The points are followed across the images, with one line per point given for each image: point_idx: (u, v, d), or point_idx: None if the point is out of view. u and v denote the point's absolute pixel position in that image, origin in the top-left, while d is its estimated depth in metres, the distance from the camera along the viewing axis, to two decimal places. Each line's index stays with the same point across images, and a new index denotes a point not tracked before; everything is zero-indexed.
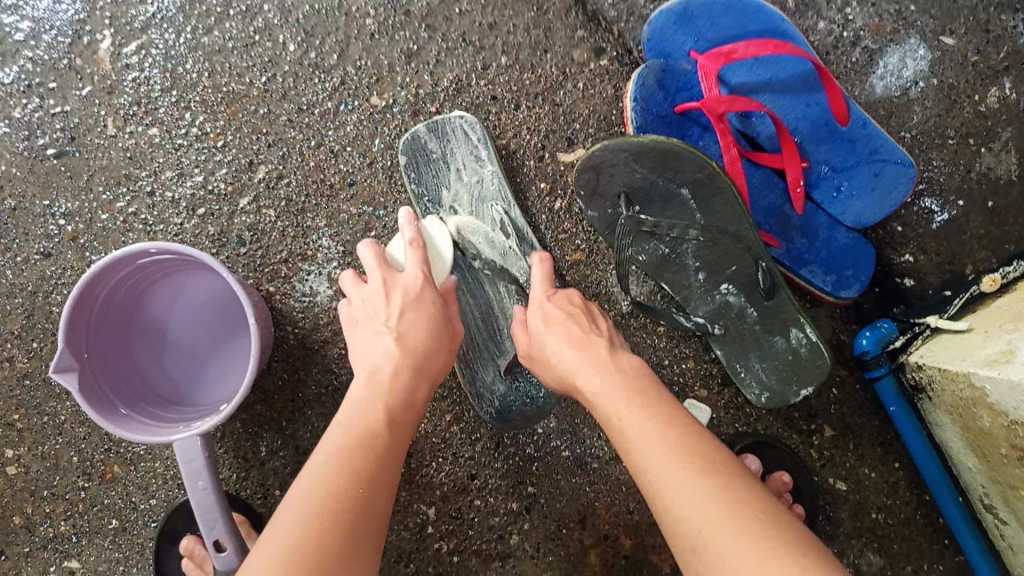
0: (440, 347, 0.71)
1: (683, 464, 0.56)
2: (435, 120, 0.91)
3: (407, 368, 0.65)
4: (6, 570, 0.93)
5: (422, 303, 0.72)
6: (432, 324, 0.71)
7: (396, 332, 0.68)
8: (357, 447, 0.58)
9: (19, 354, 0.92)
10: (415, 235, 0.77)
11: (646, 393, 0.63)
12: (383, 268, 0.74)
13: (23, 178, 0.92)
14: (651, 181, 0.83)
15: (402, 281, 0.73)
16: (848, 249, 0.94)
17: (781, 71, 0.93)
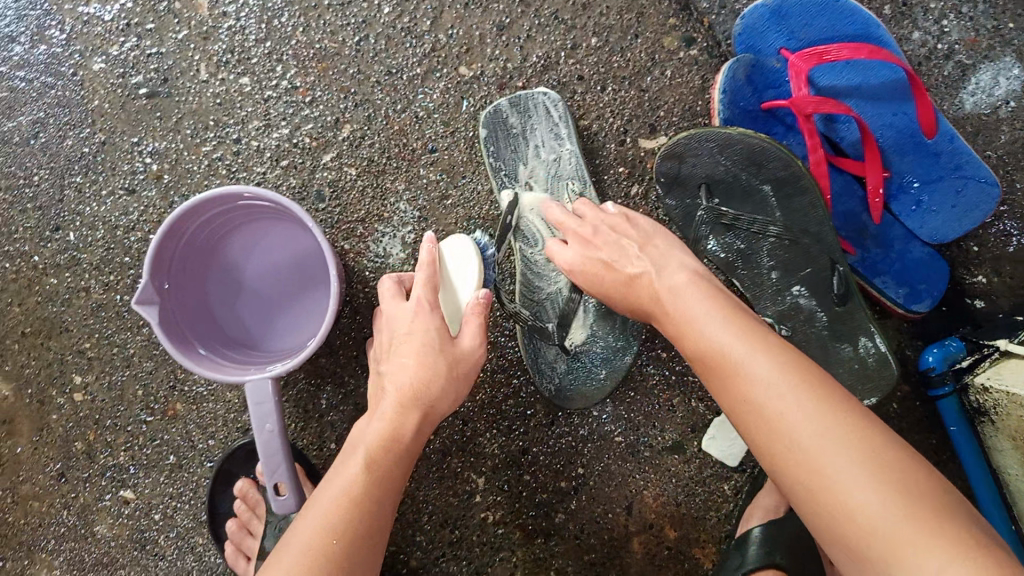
0: (450, 374, 0.72)
1: (813, 417, 0.54)
2: (518, 95, 0.91)
3: (400, 407, 0.68)
4: (64, 494, 0.95)
5: (415, 334, 0.71)
6: (430, 340, 0.71)
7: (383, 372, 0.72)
8: (344, 498, 0.63)
9: (96, 285, 0.94)
10: (426, 262, 0.75)
11: (760, 339, 0.60)
12: (392, 300, 0.76)
13: (113, 114, 0.95)
14: (734, 175, 0.84)
15: (400, 314, 0.74)
16: (922, 263, 0.92)
17: (872, 77, 0.91)
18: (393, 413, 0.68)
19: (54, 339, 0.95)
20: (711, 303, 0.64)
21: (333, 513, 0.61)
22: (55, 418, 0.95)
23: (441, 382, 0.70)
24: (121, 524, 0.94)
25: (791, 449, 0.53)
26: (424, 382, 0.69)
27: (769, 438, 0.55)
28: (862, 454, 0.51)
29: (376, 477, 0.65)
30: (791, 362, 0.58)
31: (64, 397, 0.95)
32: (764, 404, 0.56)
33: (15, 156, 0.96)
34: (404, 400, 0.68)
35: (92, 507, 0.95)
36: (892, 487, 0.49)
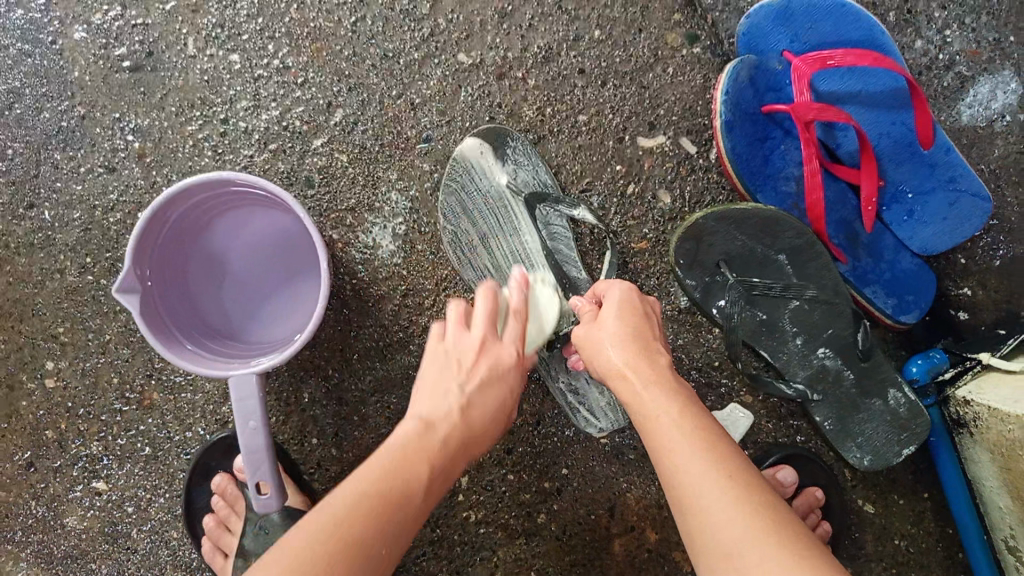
0: (497, 428, 0.66)
1: (743, 518, 0.53)
2: (495, 127, 0.90)
3: (456, 442, 0.61)
4: (32, 483, 0.92)
5: (503, 385, 0.65)
6: (506, 403, 0.66)
7: (466, 398, 0.63)
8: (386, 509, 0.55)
9: (71, 268, 0.91)
10: (520, 303, 0.73)
11: (704, 434, 0.59)
12: (489, 325, 0.67)
13: (93, 87, 0.91)
14: (751, 249, 0.87)
15: (498, 351, 0.67)
16: (910, 274, 0.92)
17: (873, 84, 0.91)
18: (401, 482, 0.57)
19: (25, 321, 0.91)
20: (668, 394, 0.62)
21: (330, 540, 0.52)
22: (25, 404, 0.92)
23: (483, 437, 0.65)
24: (92, 516, 0.91)
25: (724, 544, 0.53)
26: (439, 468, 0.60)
27: (703, 532, 0.54)
28: (793, 553, 0.51)
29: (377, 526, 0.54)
30: (724, 457, 0.57)
31: (34, 383, 0.92)
32: (701, 502, 0.55)
33: None
34: (462, 444, 0.62)
35: (62, 497, 0.92)
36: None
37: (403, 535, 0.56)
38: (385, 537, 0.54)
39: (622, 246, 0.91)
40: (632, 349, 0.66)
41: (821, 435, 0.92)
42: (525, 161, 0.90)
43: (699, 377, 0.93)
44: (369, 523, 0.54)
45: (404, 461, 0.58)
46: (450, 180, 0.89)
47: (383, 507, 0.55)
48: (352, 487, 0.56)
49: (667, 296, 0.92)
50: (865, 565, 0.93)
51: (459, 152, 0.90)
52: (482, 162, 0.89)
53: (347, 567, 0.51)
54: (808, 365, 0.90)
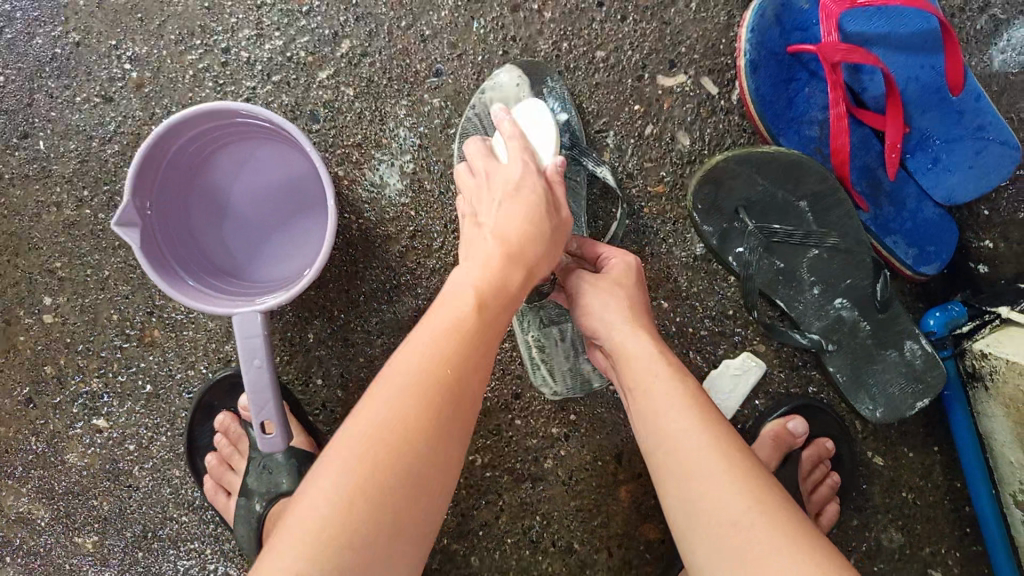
0: (547, 231, 0.62)
1: (743, 496, 0.52)
2: (533, 65, 0.85)
3: (498, 257, 0.58)
4: (32, 419, 0.90)
5: (525, 199, 0.62)
6: (537, 214, 0.62)
7: (493, 227, 0.61)
8: (429, 376, 0.52)
9: (68, 201, 0.88)
10: (512, 127, 0.70)
11: (705, 414, 0.58)
12: (488, 160, 0.69)
13: (88, 12, 0.87)
14: (772, 195, 0.85)
15: (510, 176, 0.65)
16: (933, 224, 0.89)
17: (902, 25, 0.87)
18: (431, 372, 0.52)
19: (21, 255, 0.89)
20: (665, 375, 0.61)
21: (366, 473, 0.48)
22: (23, 339, 0.90)
23: (538, 241, 0.61)
24: (93, 453, 0.90)
25: (720, 525, 0.51)
26: (475, 338, 0.55)
27: (696, 512, 0.53)
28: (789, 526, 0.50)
29: (400, 481, 0.49)
30: (725, 438, 0.56)
31: (32, 318, 0.89)
32: (701, 483, 0.53)
33: None
34: (509, 252, 0.59)
35: (62, 434, 0.90)
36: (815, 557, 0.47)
37: (447, 428, 0.52)
38: (424, 430, 0.50)
39: (638, 189, 0.89)
40: (634, 327, 0.64)
41: (834, 386, 0.90)
42: (558, 106, 0.85)
43: (712, 325, 0.91)
44: (404, 448, 0.49)
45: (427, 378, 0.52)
46: (475, 110, 0.84)
47: (424, 395, 0.51)
48: (376, 410, 0.51)
49: (682, 242, 0.90)
50: (872, 517, 0.93)
51: (491, 80, 0.84)
52: (508, 95, 0.84)
53: (378, 498, 0.48)
54: (824, 316, 0.88)
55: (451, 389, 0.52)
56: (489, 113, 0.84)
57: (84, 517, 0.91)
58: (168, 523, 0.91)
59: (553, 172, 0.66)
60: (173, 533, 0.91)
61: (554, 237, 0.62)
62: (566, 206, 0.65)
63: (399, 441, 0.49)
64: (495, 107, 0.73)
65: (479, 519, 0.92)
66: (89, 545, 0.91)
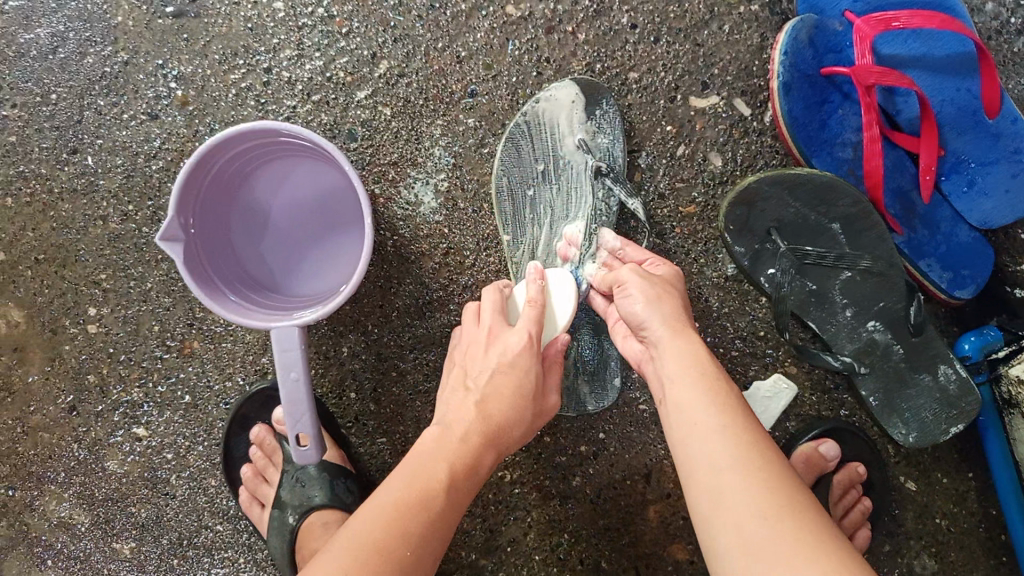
0: (525, 416, 0.69)
1: (768, 497, 0.51)
2: (594, 83, 0.87)
3: (477, 438, 0.66)
4: (74, 426, 0.93)
5: (517, 370, 0.67)
6: (523, 390, 0.67)
7: (479, 395, 0.67)
8: (414, 501, 0.60)
9: (114, 214, 0.91)
10: (537, 295, 0.72)
11: (734, 411, 0.58)
12: (497, 316, 0.73)
13: (137, 32, 0.90)
14: (804, 217, 0.85)
15: (505, 341, 0.69)
16: (967, 247, 0.89)
17: (938, 48, 0.87)
18: (421, 483, 0.61)
19: (68, 267, 0.92)
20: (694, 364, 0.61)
21: (364, 547, 0.56)
22: (68, 348, 0.93)
23: (512, 426, 0.68)
24: (132, 461, 0.93)
25: (742, 519, 0.51)
26: (461, 463, 0.64)
27: (719, 506, 0.53)
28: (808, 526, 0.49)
29: (394, 552, 0.56)
30: (752, 437, 0.56)
31: (77, 328, 0.92)
32: (726, 478, 0.53)
33: (32, 73, 0.91)
34: (486, 435, 0.66)
35: (103, 441, 0.93)
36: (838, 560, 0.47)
37: (427, 538, 0.59)
38: (412, 538, 0.58)
39: (669, 210, 0.89)
40: (670, 321, 0.65)
41: (866, 409, 0.90)
42: (608, 129, 0.87)
43: (743, 346, 0.91)
44: (399, 542, 0.57)
45: (421, 490, 0.61)
46: (527, 115, 0.86)
47: (415, 505, 0.60)
48: (384, 495, 0.60)
49: (714, 263, 0.90)
50: (904, 543, 0.92)
51: (546, 91, 0.86)
52: (560, 107, 0.86)
53: (386, 561, 0.56)
54: (857, 338, 0.88)
55: (438, 502, 0.61)
56: (537, 123, 0.86)
57: (123, 524, 0.93)
58: (202, 531, 0.92)
59: (553, 350, 0.72)
60: (207, 541, 0.92)
61: (533, 422, 0.70)
62: (555, 392, 0.72)
63: (390, 545, 0.57)
64: (530, 268, 0.75)
65: (506, 535, 0.92)
66: (127, 551, 0.94)
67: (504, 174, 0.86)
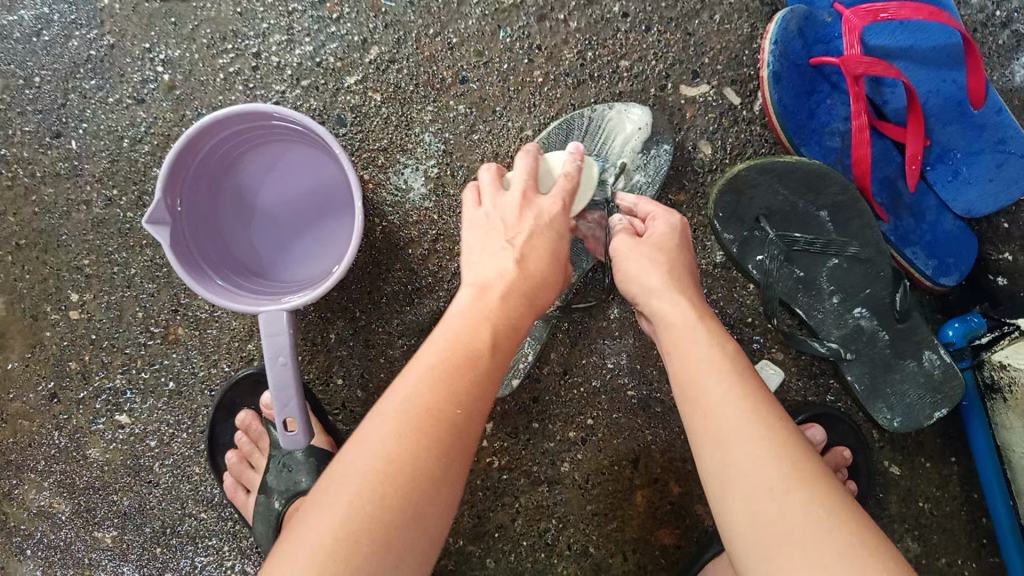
0: (560, 278, 0.62)
1: (782, 463, 0.53)
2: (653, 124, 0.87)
3: (519, 293, 0.58)
4: (55, 414, 0.92)
5: (554, 231, 0.62)
6: (557, 252, 0.62)
7: (518, 252, 0.59)
8: (452, 374, 0.53)
9: (98, 199, 0.89)
10: (572, 169, 0.66)
11: (742, 378, 0.58)
12: (527, 182, 0.64)
13: (123, 15, 0.88)
14: (792, 204, 0.86)
15: (540, 204, 0.63)
16: (952, 236, 0.90)
17: (924, 39, 0.88)
18: (460, 344, 0.55)
19: (50, 252, 0.90)
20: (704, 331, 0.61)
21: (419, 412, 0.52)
22: (49, 335, 0.91)
23: (549, 285, 0.61)
24: (114, 449, 0.91)
25: (753, 490, 0.52)
26: (503, 322, 0.57)
27: (728, 478, 0.54)
28: (820, 500, 0.51)
29: (437, 434, 0.52)
30: (761, 405, 0.56)
31: (59, 314, 0.91)
32: (733, 448, 0.54)
33: (15, 55, 0.90)
34: (525, 293, 0.58)
35: (85, 429, 0.91)
36: (846, 534, 0.50)
37: (475, 403, 0.54)
38: (452, 428, 0.52)
39: (659, 198, 0.90)
40: (673, 288, 0.64)
41: (851, 395, 0.90)
42: (649, 169, 0.87)
43: (731, 333, 0.92)
44: (439, 420, 0.52)
45: (465, 348, 0.55)
46: (597, 114, 0.86)
47: (458, 371, 0.54)
48: (421, 365, 0.54)
49: (702, 250, 0.90)
50: (889, 528, 0.92)
51: (626, 106, 0.87)
52: (625, 127, 0.86)
53: (432, 435, 0.51)
54: (843, 325, 0.88)
55: (484, 362, 0.55)
56: (592, 128, 0.86)
57: (104, 512, 0.92)
58: (187, 520, 0.91)
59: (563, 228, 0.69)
60: (192, 530, 0.91)
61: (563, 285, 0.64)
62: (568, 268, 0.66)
63: (437, 411, 0.52)
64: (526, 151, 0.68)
65: (495, 522, 0.92)
66: (109, 540, 0.92)
67: (544, 144, 0.86)
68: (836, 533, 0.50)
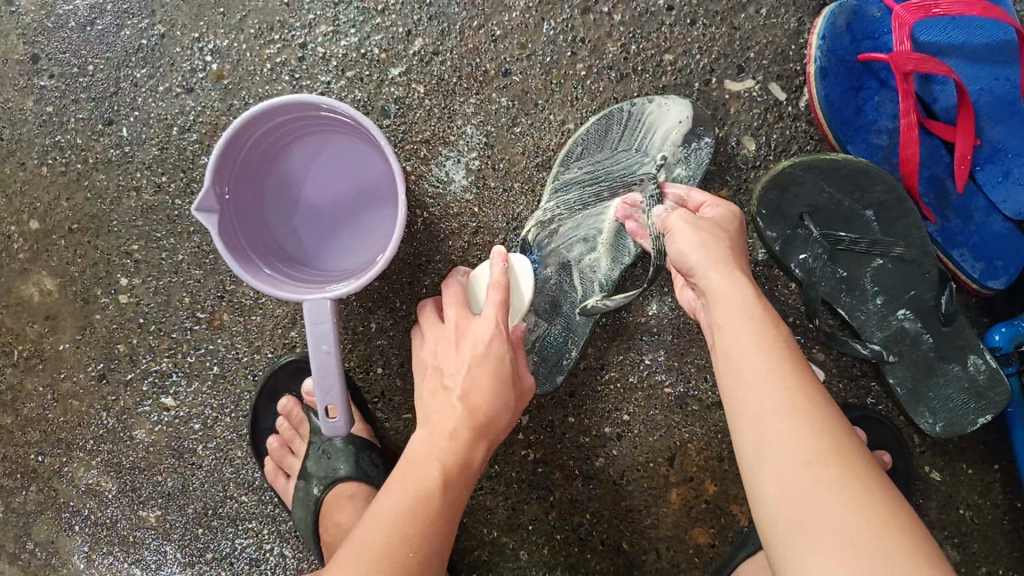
0: (508, 399, 0.70)
1: (819, 439, 0.53)
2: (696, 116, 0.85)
3: (466, 431, 0.67)
4: (104, 394, 0.94)
5: (491, 359, 0.70)
6: (500, 373, 0.70)
7: (461, 391, 0.69)
8: (417, 503, 0.62)
9: (147, 186, 0.92)
10: (501, 276, 0.74)
11: (785, 353, 0.58)
12: (460, 313, 0.75)
13: (174, 6, 0.90)
14: (837, 203, 0.85)
15: (474, 333, 0.71)
16: (1001, 238, 0.88)
17: (978, 36, 0.86)
18: (422, 491, 0.63)
19: (101, 237, 0.92)
20: (748, 304, 0.61)
21: (416, 501, 0.62)
22: (100, 318, 0.94)
23: (500, 410, 0.70)
24: (160, 430, 0.94)
25: (787, 462, 0.52)
26: (453, 461, 0.65)
27: (764, 450, 0.54)
28: (854, 479, 0.51)
29: (396, 570, 0.58)
30: (803, 382, 0.56)
31: (109, 298, 0.93)
32: (772, 420, 0.54)
33: (70, 44, 0.92)
34: (474, 429, 0.68)
35: (132, 410, 0.94)
36: (878, 513, 0.49)
37: (432, 535, 0.61)
38: (414, 543, 0.60)
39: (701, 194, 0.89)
40: (719, 262, 0.64)
41: (892, 397, 0.89)
42: (692, 163, 0.85)
43: None
44: (426, 509, 0.62)
45: (420, 497, 0.62)
46: (636, 109, 0.85)
47: (419, 521, 0.61)
48: (393, 505, 0.62)
49: None
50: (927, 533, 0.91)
51: (666, 99, 0.85)
52: (665, 120, 0.85)
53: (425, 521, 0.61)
54: (886, 326, 0.87)
55: (436, 501, 0.63)
56: (631, 123, 0.85)
57: (149, 491, 0.94)
58: (228, 502, 0.93)
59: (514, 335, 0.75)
60: (232, 511, 0.93)
61: (515, 404, 0.72)
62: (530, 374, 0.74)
63: (398, 547, 0.59)
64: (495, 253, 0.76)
65: (529, 513, 0.93)
66: (153, 518, 0.95)
67: (582, 141, 0.85)
68: (868, 511, 0.49)
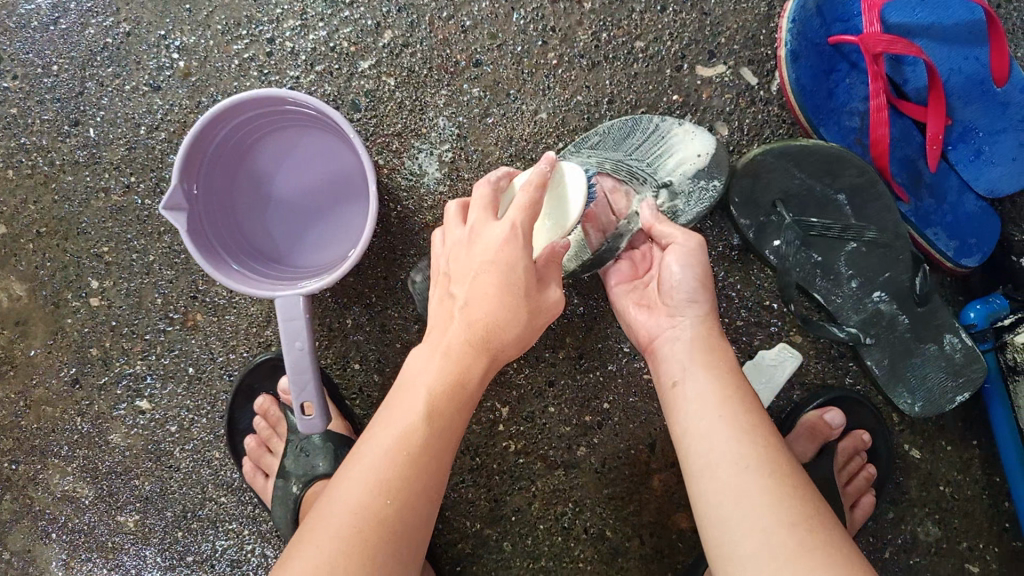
0: (520, 317, 0.60)
1: (770, 481, 0.53)
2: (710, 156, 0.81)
3: (461, 352, 0.59)
4: (77, 399, 0.93)
5: (501, 269, 0.59)
6: (511, 287, 0.59)
7: (463, 305, 0.60)
8: (398, 451, 0.56)
9: (116, 186, 0.90)
10: (536, 176, 0.61)
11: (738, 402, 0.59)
12: (483, 212, 0.64)
13: (138, 3, 0.89)
14: (810, 188, 0.85)
15: (487, 235, 0.61)
16: (974, 217, 0.88)
17: (946, 16, 0.86)
18: (402, 430, 0.57)
19: (70, 240, 0.91)
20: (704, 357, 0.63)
21: (396, 442, 0.56)
22: (71, 321, 0.92)
23: (508, 326, 0.60)
24: (135, 434, 0.92)
25: (738, 504, 0.52)
26: (439, 393, 0.58)
27: (717, 493, 0.54)
28: (806, 518, 0.50)
29: (376, 522, 0.53)
30: (757, 430, 0.57)
31: (79, 301, 0.92)
32: (724, 463, 0.55)
33: (32, 44, 0.90)
34: (473, 343, 0.59)
35: (107, 414, 0.93)
36: (831, 550, 0.48)
37: (417, 480, 0.55)
38: (392, 489, 0.54)
39: None
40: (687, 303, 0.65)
41: (870, 378, 0.89)
42: (684, 196, 0.81)
43: (749, 316, 0.91)
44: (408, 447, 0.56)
45: (403, 433, 0.56)
46: (670, 128, 0.83)
47: (403, 461, 0.55)
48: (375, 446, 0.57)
49: (719, 232, 0.90)
50: (908, 512, 0.92)
51: (696, 130, 0.82)
52: (684, 149, 0.82)
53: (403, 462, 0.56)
54: (862, 309, 0.88)
55: (420, 437, 0.56)
56: (649, 140, 0.83)
57: (126, 496, 0.93)
58: (207, 504, 0.92)
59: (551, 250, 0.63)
60: (212, 513, 0.92)
61: (531, 321, 0.61)
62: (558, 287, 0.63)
63: (371, 500, 0.54)
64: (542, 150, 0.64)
65: (511, 505, 0.92)
66: (131, 524, 0.93)
67: (603, 133, 0.85)
68: (821, 549, 0.48)
